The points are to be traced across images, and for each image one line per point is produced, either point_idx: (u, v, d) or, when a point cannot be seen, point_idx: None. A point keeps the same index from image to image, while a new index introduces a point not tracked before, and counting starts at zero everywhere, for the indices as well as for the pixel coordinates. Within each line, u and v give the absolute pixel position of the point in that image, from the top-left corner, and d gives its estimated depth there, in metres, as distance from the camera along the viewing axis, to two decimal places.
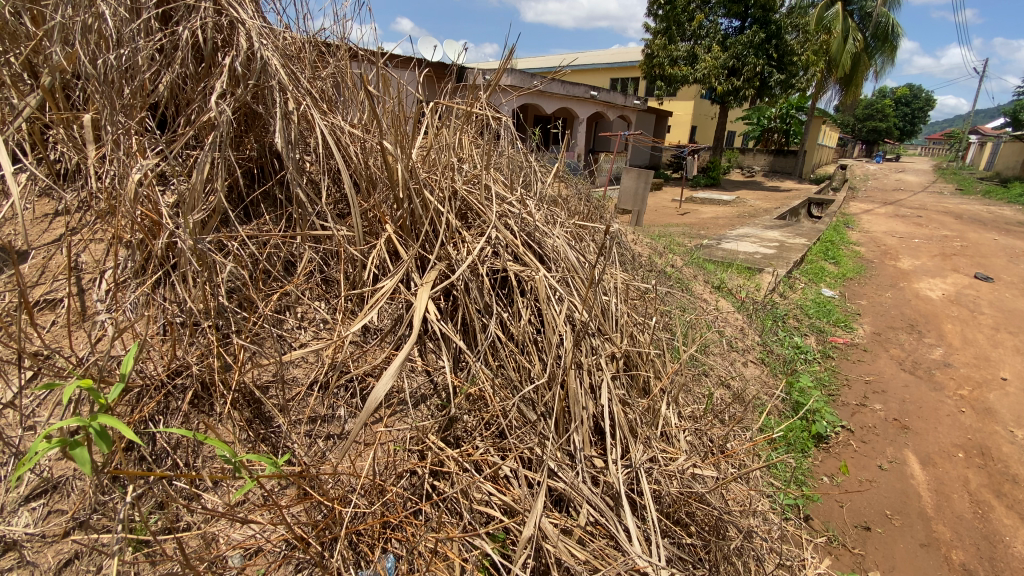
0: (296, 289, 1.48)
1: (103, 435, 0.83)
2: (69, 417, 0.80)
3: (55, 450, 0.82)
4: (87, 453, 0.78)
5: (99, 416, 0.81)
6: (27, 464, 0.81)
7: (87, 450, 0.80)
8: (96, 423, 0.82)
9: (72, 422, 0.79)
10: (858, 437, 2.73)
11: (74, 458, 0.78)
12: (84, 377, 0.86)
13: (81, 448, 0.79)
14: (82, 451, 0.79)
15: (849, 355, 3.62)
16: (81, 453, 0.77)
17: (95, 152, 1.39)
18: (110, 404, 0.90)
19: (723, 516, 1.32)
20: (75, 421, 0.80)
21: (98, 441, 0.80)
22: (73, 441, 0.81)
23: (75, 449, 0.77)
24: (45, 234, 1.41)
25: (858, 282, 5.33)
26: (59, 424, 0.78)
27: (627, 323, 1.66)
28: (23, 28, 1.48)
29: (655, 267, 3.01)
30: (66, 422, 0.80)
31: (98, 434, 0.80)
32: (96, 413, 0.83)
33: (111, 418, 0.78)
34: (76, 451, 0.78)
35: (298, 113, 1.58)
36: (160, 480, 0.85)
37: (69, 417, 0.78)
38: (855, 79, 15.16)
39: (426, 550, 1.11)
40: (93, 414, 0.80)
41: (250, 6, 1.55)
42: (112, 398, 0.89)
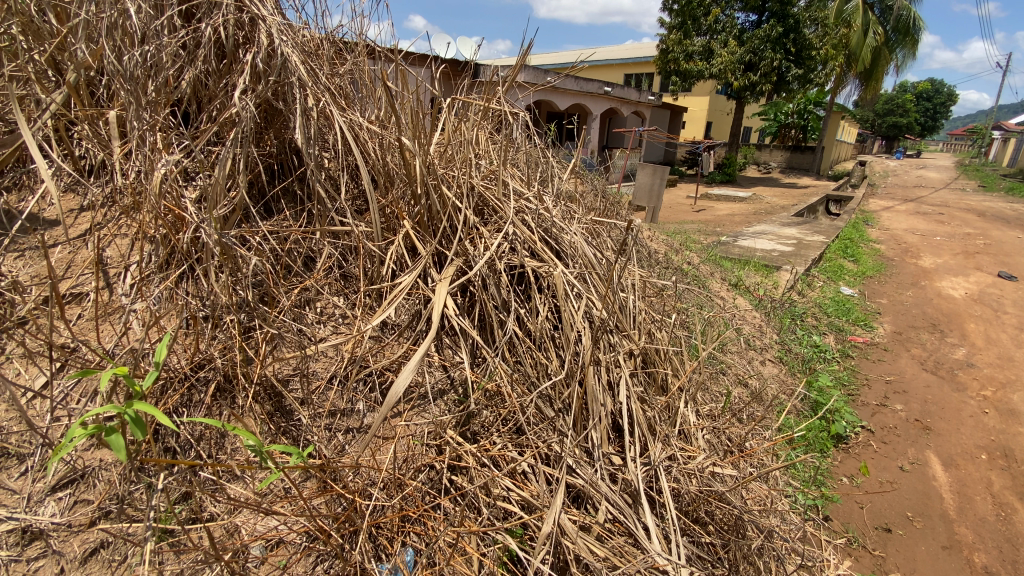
0: (316, 284, 1.49)
1: (138, 422, 0.86)
2: (106, 404, 0.83)
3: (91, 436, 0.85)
4: (123, 440, 0.81)
5: (134, 404, 0.84)
6: (65, 449, 0.86)
7: (122, 437, 0.83)
8: (131, 410, 0.85)
9: (108, 409, 0.82)
10: (878, 438, 2.68)
11: (109, 444, 0.81)
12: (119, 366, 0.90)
13: (116, 435, 0.83)
14: (117, 437, 0.82)
15: (869, 354, 3.56)
16: (117, 440, 0.81)
17: (120, 148, 1.42)
18: (144, 391, 0.93)
19: (744, 515, 1.31)
20: (111, 408, 0.83)
21: (132, 428, 0.83)
22: (108, 428, 0.84)
23: (111, 435, 0.81)
24: (71, 229, 1.43)
25: (878, 280, 5.23)
26: (97, 411, 0.81)
27: (645, 320, 1.64)
28: (50, 26, 1.51)
29: (672, 264, 2.98)
30: (103, 409, 0.83)
31: (133, 421, 0.83)
32: (130, 401, 0.86)
33: (147, 406, 0.81)
34: (111, 438, 0.81)
35: (317, 110, 1.59)
36: (191, 468, 0.88)
37: (107, 403, 0.81)
38: (876, 73, 14.86)
39: (445, 545, 1.11)
40: (128, 401, 0.84)
41: (270, 2, 1.57)
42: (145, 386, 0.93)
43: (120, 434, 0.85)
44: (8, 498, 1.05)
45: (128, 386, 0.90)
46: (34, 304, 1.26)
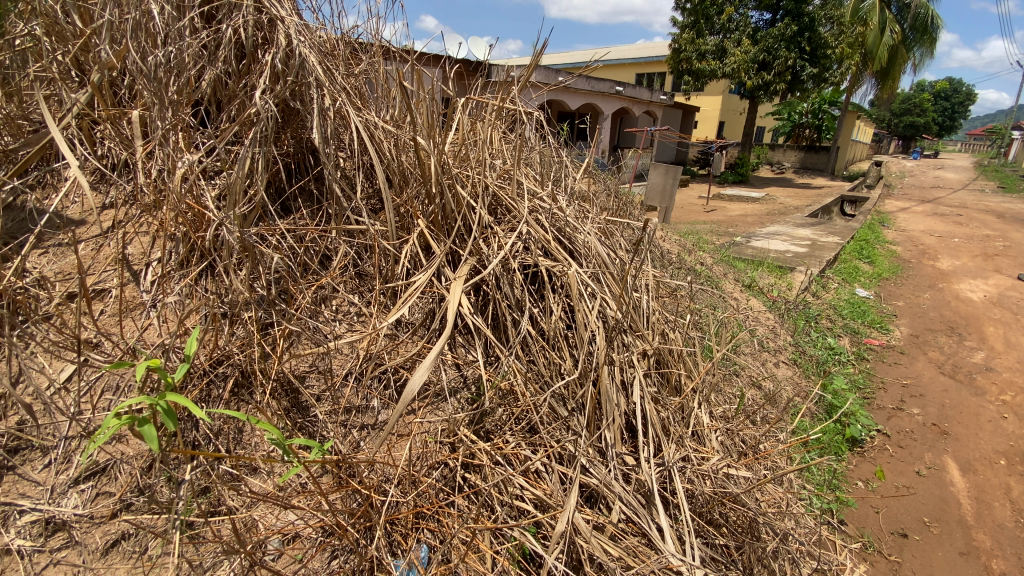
0: (332, 281, 1.51)
1: (169, 413, 0.89)
2: (140, 395, 0.87)
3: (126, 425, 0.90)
4: (155, 431, 0.85)
5: (166, 396, 0.87)
6: (102, 438, 0.90)
7: (154, 427, 0.86)
8: (163, 401, 0.89)
9: (141, 400, 0.86)
10: (895, 442, 2.64)
11: (142, 434, 0.85)
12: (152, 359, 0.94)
13: (149, 425, 0.87)
14: (150, 427, 0.86)
15: (885, 357, 3.51)
16: (149, 431, 0.85)
17: (141, 147, 1.45)
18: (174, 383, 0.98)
19: (758, 517, 1.30)
20: (145, 399, 0.86)
21: (164, 420, 0.87)
22: (141, 418, 0.88)
23: (144, 426, 0.85)
24: (94, 227, 1.47)
25: (895, 282, 5.16)
26: (132, 401, 0.85)
27: (659, 320, 1.63)
28: (74, 27, 1.54)
29: (685, 265, 2.96)
30: (138, 400, 0.87)
31: (165, 412, 0.87)
32: (163, 392, 0.90)
33: (180, 398, 0.85)
34: (145, 428, 0.85)
35: (333, 110, 1.61)
36: (219, 459, 0.91)
37: (142, 395, 0.85)
38: (893, 72, 14.65)
39: (459, 542, 1.12)
40: (160, 393, 0.87)
41: (288, 3, 1.59)
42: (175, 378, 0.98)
43: (152, 425, 0.89)
44: (33, 490, 1.09)
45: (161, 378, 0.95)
46: (59, 300, 1.29)
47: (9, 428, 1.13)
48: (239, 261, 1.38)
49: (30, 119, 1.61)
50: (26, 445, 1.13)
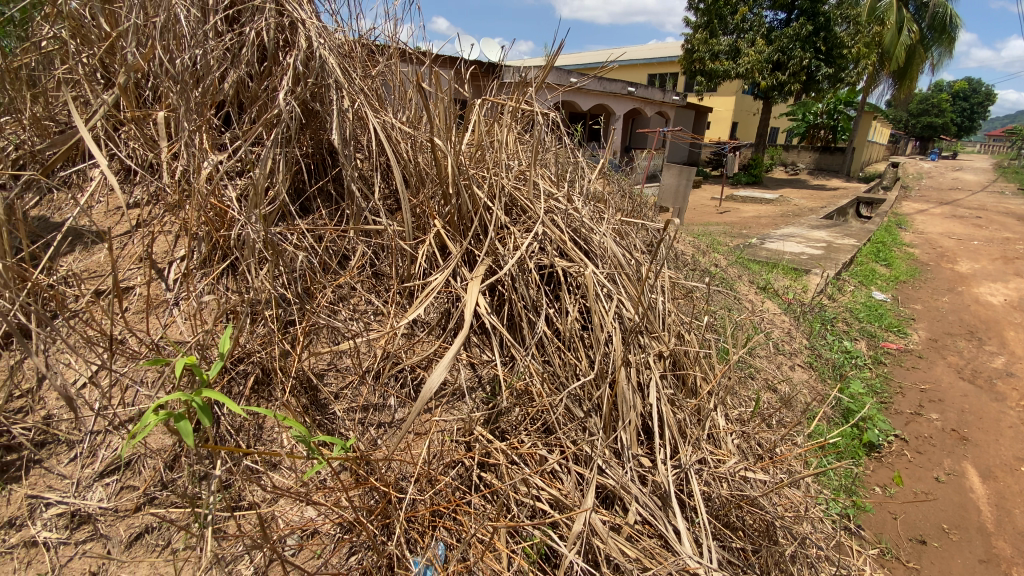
0: (350, 281, 1.53)
1: (204, 409, 0.94)
2: (177, 392, 0.92)
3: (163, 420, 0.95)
4: (190, 427, 0.90)
5: (203, 393, 0.93)
6: (142, 430, 0.95)
7: (190, 423, 0.92)
8: (199, 398, 0.94)
9: (179, 397, 0.91)
10: (913, 447, 2.60)
11: (178, 430, 0.90)
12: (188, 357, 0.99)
13: (185, 420, 0.92)
14: (186, 423, 0.90)
15: (903, 361, 3.45)
16: (185, 426, 0.90)
17: (166, 148, 1.48)
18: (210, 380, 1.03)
19: (776, 521, 1.30)
20: (182, 396, 0.92)
21: (200, 416, 0.92)
22: (178, 413, 0.94)
23: (182, 421, 0.90)
24: (119, 226, 1.50)
25: (912, 286, 5.08)
26: (170, 398, 0.90)
27: (675, 322, 1.63)
28: (101, 31, 1.58)
29: (700, 266, 2.94)
30: (176, 396, 0.92)
31: (200, 409, 0.92)
32: (199, 389, 0.95)
33: (215, 394, 0.90)
34: (181, 424, 0.90)
35: (352, 111, 1.63)
36: (250, 454, 0.96)
37: (179, 391, 0.90)
38: (910, 72, 14.43)
39: (477, 540, 1.12)
40: (197, 391, 0.93)
41: (309, 6, 1.61)
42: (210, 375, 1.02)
43: (187, 421, 0.94)
44: (60, 482, 1.11)
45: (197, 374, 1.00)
46: (86, 297, 1.32)
47: (37, 423, 1.17)
48: (260, 260, 1.40)
49: (56, 120, 1.65)
50: (53, 439, 1.17)
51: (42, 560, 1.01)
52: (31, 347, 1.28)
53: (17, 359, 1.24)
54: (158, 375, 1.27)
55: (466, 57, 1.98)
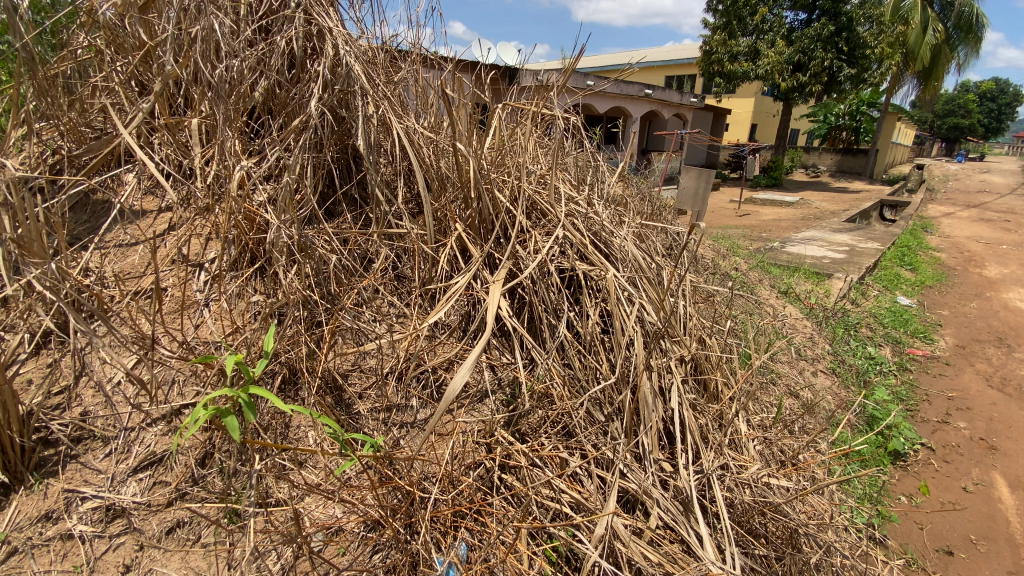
0: (374, 283, 1.56)
1: (249, 405, 1.00)
2: (224, 388, 0.99)
3: (211, 415, 1.01)
4: (236, 422, 0.97)
5: (248, 390, 0.97)
6: (192, 425, 1.00)
7: (235, 419, 0.98)
8: (244, 395, 1.00)
9: (226, 394, 0.96)
10: (939, 456, 2.55)
11: (225, 425, 0.97)
12: (235, 355, 1.06)
13: (231, 416, 0.98)
14: (232, 418, 0.97)
15: (929, 368, 3.37)
16: (232, 421, 0.97)
17: (199, 154, 1.53)
18: (255, 376, 1.08)
19: (800, 528, 1.28)
20: (228, 392, 0.97)
21: (245, 412, 0.98)
22: (225, 409, 0.99)
23: (227, 417, 0.96)
24: (151, 229, 1.56)
25: (938, 291, 4.96)
26: (218, 394, 0.97)
27: (696, 326, 1.62)
28: (138, 41, 1.64)
29: (720, 270, 2.91)
30: (223, 393, 0.99)
31: (246, 406, 0.98)
32: (244, 386, 1.01)
33: (259, 390, 0.96)
34: (227, 419, 0.97)
35: (377, 117, 1.66)
36: (289, 448, 1.01)
37: (226, 389, 0.96)
38: (935, 72, 14.11)
39: (500, 542, 1.13)
40: (243, 388, 0.98)
41: (336, 15, 1.66)
42: (256, 371, 1.07)
43: (234, 416, 1.01)
44: (95, 477, 1.15)
45: (244, 371, 1.05)
46: (122, 298, 1.38)
47: (74, 419, 1.22)
48: (288, 263, 1.44)
49: (91, 126, 1.72)
50: (89, 435, 1.21)
51: (78, 552, 1.05)
52: (68, 346, 1.33)
53: (56, 357, 1.29)
54: (189, 374, 1.31)
55: (486, 62, 2.00)
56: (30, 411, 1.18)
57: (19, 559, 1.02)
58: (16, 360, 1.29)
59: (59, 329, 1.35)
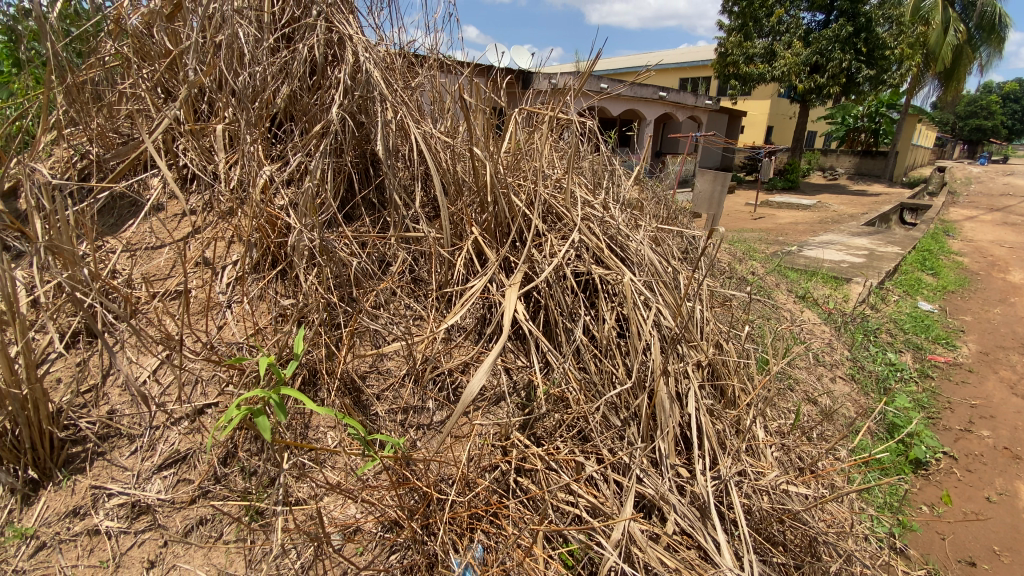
0: (391, 286, 1.58)
1: (279, 406, 1.06)
2: (257, 389, 1.04)
3: (245, 415, 1.06)
4: (268, 422, 1.02)
5: (280, 391, 1.04)
6: (225, 423, 1.05)
7: (267, 418, 1.03)
8: (276, 395, 1.06)
9: (259, 394, 1.02)
10: (962, 465, 2.49)
11: (257, 424, 1.02)
12: (267, 358, 1.11)
13: (263, 416, 1.04)
14: (264, 418, 1.01)
15: (952, 375, 3.30)
16: (263, 421, 1.02)
17: (223, 159, 1.57)
18: (286, 377, 1.13)
19: (819, 536, 1.27)
20: (261, 393, 1.03)
21: (276, 412, 1.03)
22: (257, 409, 1.05)
23: (259, 417, 1.02)
24: (175, 233, 1.60)
25: (961, 296, 4.86)
26: (252, 395, 1.02)
27: (714, 330, 1.61)
28: (165, 49, 1.69)
29: (736, 274, 2.89)
30: (256, 393, 1.05)
31: (277, 406, 1.03)
32: (275, 387, 1.07)
33: (291, 392, 1.02)
34: (259, 419, 1.02)
35: (395, 122, 1.69)
36: (316, 449, 1.05)
37: (259, 390, 1.01)
38: (957, 73, 13.84)
39: (515, 545, 1.13)
40: (275, 389, 1.04)
41: (356, 23, 1.69)
42: (286, 373, 1.13)
43: (265, 415, 1.06)
44: (121, 474, 1.18)
45: (275, 373, 1.10)
46: (148, 299, 1.41)
47: (101, 417, 1.25)
48: (308, 267, 1.47)
49: (119, 132, 1.78)
50: (115, 433, 1.24)
51: (105, 548, 1.08)
52: (96, 346, 1.37)
53: (84, 357, 1.32)
54: (213, 374, 1.34)
55: (502, 66, 2.02)
56: (60, 409, 1.21)
57: (47, 554, 1.05)
58: (46, 359, 1.33)
59: (87, 329, 1.39)
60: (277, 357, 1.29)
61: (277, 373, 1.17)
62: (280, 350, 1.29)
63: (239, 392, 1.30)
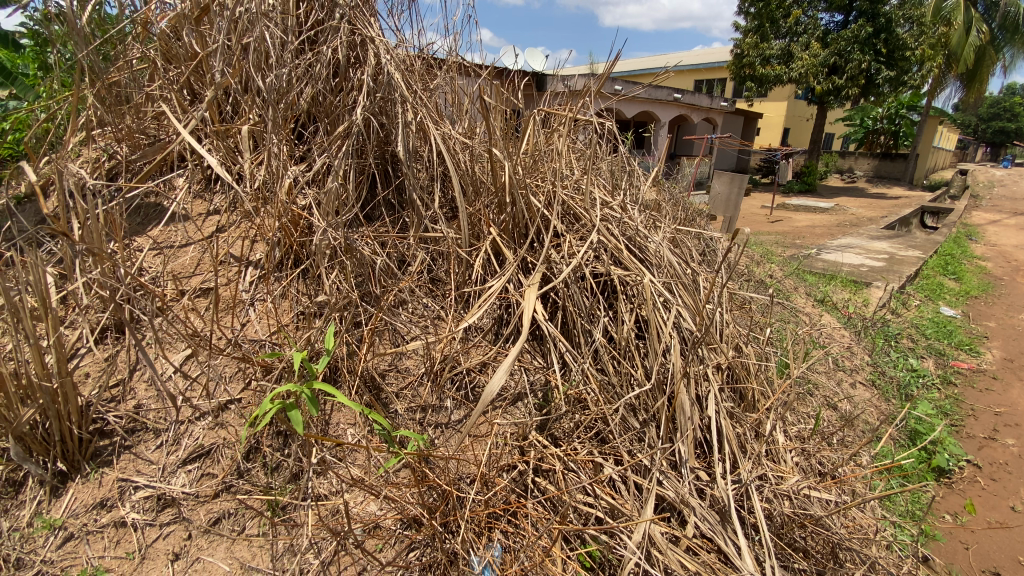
0: (410, 286, 1.60)
1: (311, 401, 1.09)
2: (290, 384, 1.08)
3: (277, 409, 1.10)
4: (300, 416, 1.05)
5: (313, 386, 1.07)
6: (257, 418, 1.08)
7: (299, 413, 1.06)
8: (308, 391, 1.09)
9: (292, 390, 1.06)
10: (986, 474, 2.44)
11: (290, 418, 1.05)
12: (298, 354, 1.15)
13: (295, 410, 1.07)
14: (297, 412, 1.06)
15: (975, 382, 3.23)
16: (296, 415, 1.05)
17: (248, 160, 1.61)
18: (317, 374, 1.16)
19: (842, 543, 1.26)
20: (295, 389, 1.07)
21: (307, 407, 1.06)
22: (289, 404, 1.08)
23: (292, 411, 1.04)
24: (201, 231, 1.63)
25: (985, 301, 4.75)
26: (285, 390, 1.06)
27: (733, 333, 1.60)
28: (192, 51, 1.73)
29: (755, 277, 2.86)
30: (289, 388, 1.08)
31: (309, 401, 1.07)
32: (307, 383, 1.10)
33: (324, 387, 1.05)
34: (292, 413, 1.05)
35: (415, 124, 1.71)
36: (344, 444, 1.07)
37: (293, 385, 1.05)
38: (980, 73, 13.58)
39: (534, 545, 1.13)
40: (308, 384, 1.07)
41: (378, 26, 1.71)
42: (317, 369, 1.17)
43: (296, 411, 1.08)
44: (147, 467, 1.21)
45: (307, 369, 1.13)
46: (174, 296, 1.45)
47: (128, 411, 1.28)
48: (330, 267, 1.49)
49: (147, 133, 1.82)
50: (142, 427, 1.27)
51: (130, 540, 1.10)
52: (124, 341, 1.40)
53: (112, 352, 1.35)
54: (237, 371, 1.37)
55: (520, 68, 2.03)
56: (89, 403, 1.24)
57: (75, 544, 1.08)
58: (76, 354, 1.36)
59: (115, 325, 1.42)
60: (304, 355, 1.31)
61: (309, 368, 1.22)
62: (306, 348, 1.32)
63: (262, 388, 1.33)
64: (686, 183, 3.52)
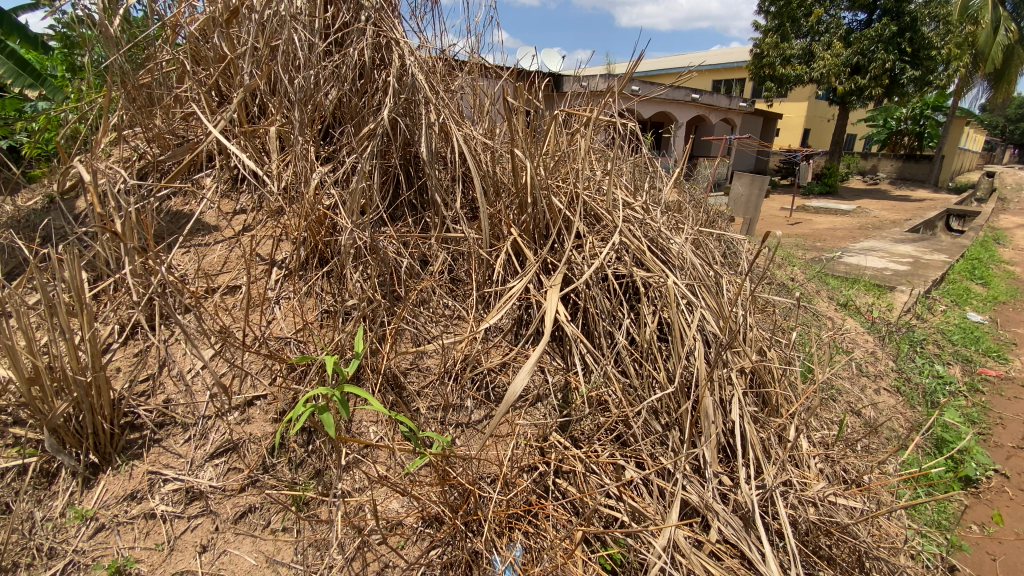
0: (432, 285, 1.61)
1: (342, 404, 1.12)
2: (322, 387, 1.11)
3: (309, 412, 1.13)
4: (332, 419, 1.08)
5: (343, 389, 1.10)
6: (291, 419, 1.11)
7: (331, 416, 1.09)
8: (339, 394, 1.12)
9: (325, 393, 1.09)
10: (1015, 484, 2.38)
11: (322, 421, 1.08)
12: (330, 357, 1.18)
13: (327, 412, 1.10)
14: (328, 414, 1.08)
15: (1005, 390, 3.15)
16: (329, 418, 1.08)
17: (275, 160, 1.64)
18: (348, 376, 1.19)
19: (869, 552, 1.24)
20: (326, 392, 1.10)
21: (338, 410, 1.09)
22: (320, 406, 1.11)
23: (324, 414, 1.08)
24: (227, 230, 1.67)
25: (1013, 307, 4.63)
26: (318, 393, 1.09)
27: (757, 336, 1.58)
28: (220, 53, 1.77)
29: (777, 280, 2.82)
30: (321, 391, 1.11)
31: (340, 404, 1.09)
32: (338, 385, 1.13)
33: (354, 390, 1.08)
34: (324, 415, 1.08)
35: (438, 125, 1.72)
36: (375, 446, 1.10)
37: (324, 388, 1.08)
38: (1009, 73, 13.23)
39: (556, 546, 1.13)
40: (339, 387, 1.10)
41: (402, 29, 1.73)
42: (348, 371, 1.19)
43: (327, 413, 1.12)
44: (175, 461, 1.23)
45: (338, 372, 1.16)
46: (203, 294, 1.48)
47: (157, 405, 1.31)
48: (354, 266, 1.51)
49: (176, 133, 1.86)
50: (171, 421, 1.29)
51: (160, 531, 1.13)
52: (154, 337, 1.44)
53: (143, 347, 1.39)
54: (263, 367, 1.39)
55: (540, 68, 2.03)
56: (120, 397, 1.28)
57: (106, 535, 1.11)
58: (109, 348, 1.40)
59: (145, 321, 1.46)
60: (331, 354, 1.33)
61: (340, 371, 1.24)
62: (338, 348, 1.33)
63: (288, 385, 1.35)
64: (703, 183, 3.50)
